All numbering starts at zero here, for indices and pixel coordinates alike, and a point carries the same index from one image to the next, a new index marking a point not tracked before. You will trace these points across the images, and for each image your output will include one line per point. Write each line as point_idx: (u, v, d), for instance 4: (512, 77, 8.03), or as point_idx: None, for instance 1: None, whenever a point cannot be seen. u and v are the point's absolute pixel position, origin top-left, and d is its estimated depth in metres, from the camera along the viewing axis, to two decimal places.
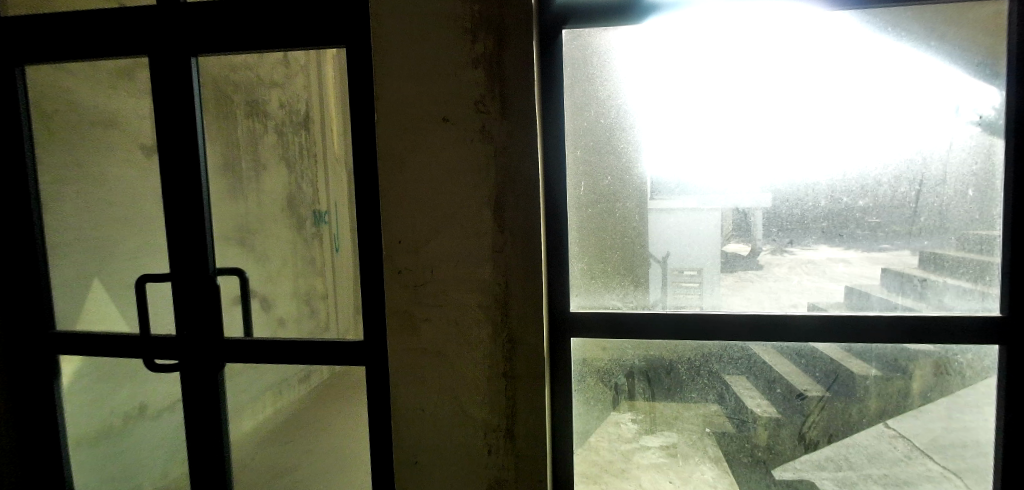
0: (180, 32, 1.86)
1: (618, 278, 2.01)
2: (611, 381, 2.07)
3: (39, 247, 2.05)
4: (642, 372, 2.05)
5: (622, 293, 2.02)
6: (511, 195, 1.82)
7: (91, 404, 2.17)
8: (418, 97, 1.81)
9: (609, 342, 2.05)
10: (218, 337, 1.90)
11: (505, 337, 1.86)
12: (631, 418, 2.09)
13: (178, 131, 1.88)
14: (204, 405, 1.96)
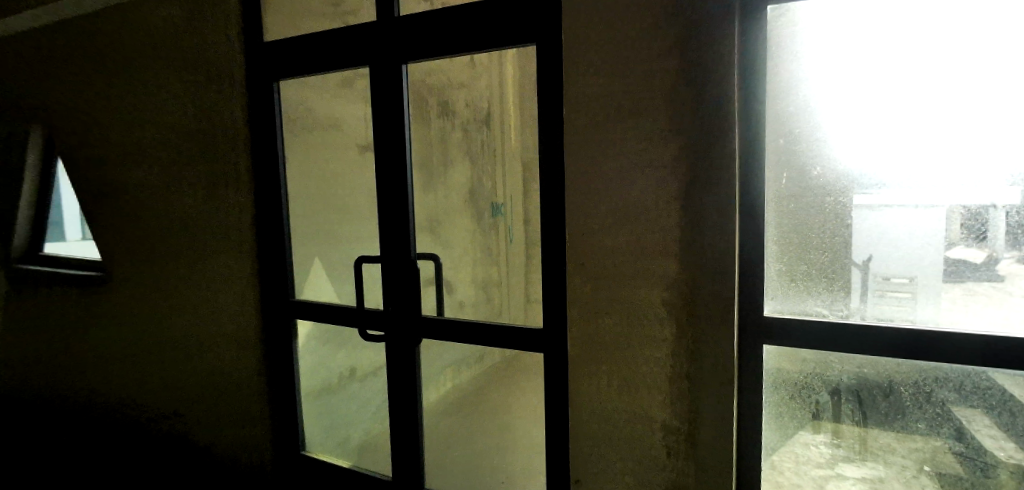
0: (399, 42, 1.92)
1: (821, 281, 1.47)
2: (807, 396, 1.53)
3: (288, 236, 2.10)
4: (851, 390, 1.48)
5: (828, 300, 1.47)
6: (705, 171, 1.48)
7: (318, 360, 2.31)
8: (597, 70, 1.59)
9: (808, 352, 1.52)
10: (417, 314, 2.01)
11: (690, 338, 1.55)
12: (824, 441, 1.54)
13: (395, 136, 2.00)
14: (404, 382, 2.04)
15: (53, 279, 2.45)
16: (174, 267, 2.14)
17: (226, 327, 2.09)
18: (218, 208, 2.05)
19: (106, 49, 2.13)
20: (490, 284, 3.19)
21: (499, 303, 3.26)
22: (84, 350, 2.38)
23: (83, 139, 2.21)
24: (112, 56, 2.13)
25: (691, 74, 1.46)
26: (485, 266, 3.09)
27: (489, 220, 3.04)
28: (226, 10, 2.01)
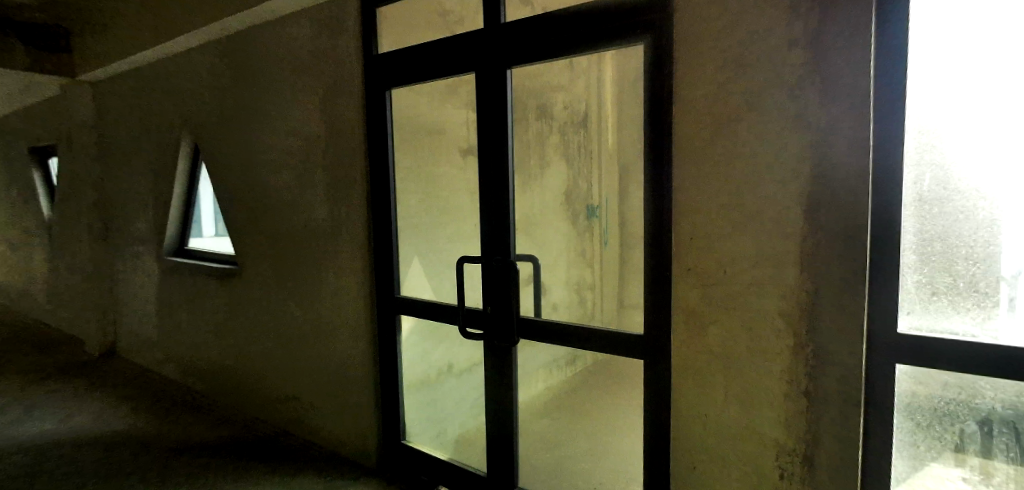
0: (506, 45, 1.80)
1: (977, 286, 1.05)
2: (954, 425, 1.12)
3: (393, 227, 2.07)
4: (1019, 420, 1.05)
5: (985, 315, 1.05)
6: (853, 154, 1.09)
7: (423, 352, 2.28)
8: (711, 36, 1.27)
9: (957, 375, 1.09)
10: (515, 315, 1.88)
11: (825, 373, 1.17)
12: (980, 481, 1.10)
13: (498, 140, 1.88)
14: (502, 388, 1.93)
15: (195, 268, 2.72)
16: (296, 260, 2.26)
17: (340, 319, 2.17)
18: (336, 204, 2.13)
19: (247, 60, 2.33)
20: (585, 289, 3.06)
21: (594, 309, 3.10)
22: (222, 331, 2.62)
23: (229, 142, 2.46)
24: (251, 66, 2.32)
25: (816, 37, 1.12)
26: (581, 271, 2.98)
27: (586, 222, 2.98)
28: (342, 16, 2.04)
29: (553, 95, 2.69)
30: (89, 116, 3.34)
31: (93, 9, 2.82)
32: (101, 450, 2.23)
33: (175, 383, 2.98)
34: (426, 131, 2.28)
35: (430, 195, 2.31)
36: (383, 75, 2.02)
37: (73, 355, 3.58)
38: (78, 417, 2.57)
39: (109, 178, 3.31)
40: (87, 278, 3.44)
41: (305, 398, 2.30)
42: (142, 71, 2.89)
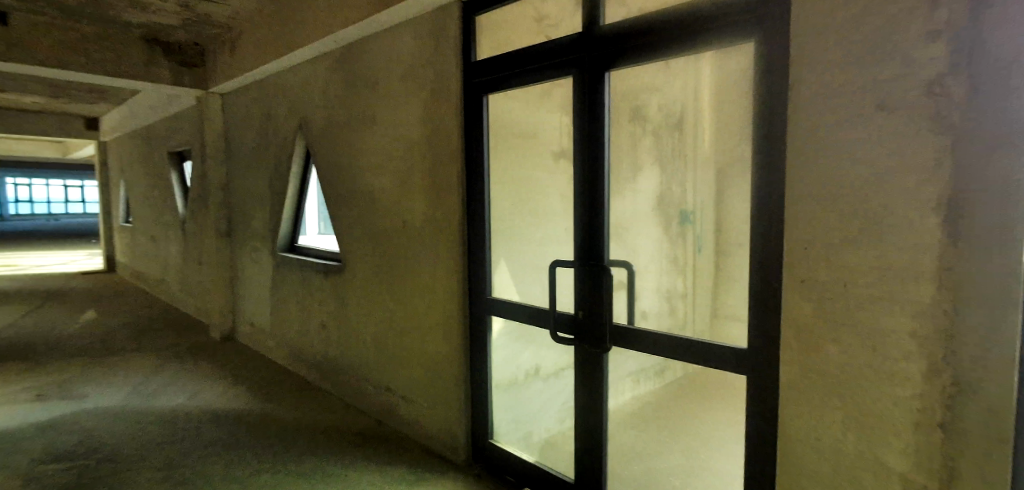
0: (602, 52, 1.64)
1: None
2: None
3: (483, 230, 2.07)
4: None
5: None
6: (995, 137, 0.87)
7: (510, 355, 2.29)
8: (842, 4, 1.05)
9: None
10: (608, 323, 1.76)
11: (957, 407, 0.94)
12: None
13: (591, 148, 1.74)
14: (588, 400, 1.84)
15: (304, 265, 2.95)
16: (397, 258, 2.37)
17: (436, 316, 2.24)
18: (435, 206, 2.20)
19: (360, 68, 2.46)
20: (675, 296, 2.96)
21: (683, 317, 2.99)
22: (327, 322, 2.80)
23: (338, 147, 2.63)
24: (360, 75, 2.46)
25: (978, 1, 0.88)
26: (671, 277, 2.88)
27: (678, 227, 2.88)
28: (442, 26, 2.11)
29: (648, 96, 2.62)
30: (217, 124, 3.74)
31: (223, 28, 3.13)
32: (223, 424, 2.48)
33: (285, 367, 3.25)
34: (521, 134, 2.29)
35: (524, 197, 2.32)
36: (480, 82, 2.03)
37: (200, 336, 4.03)
38: (206, 392, 2.88)
39: (233, 179, 3.68)
40: (212, 270, 3.86)
41: (402, 390, 2.41)
42: (263, 82, 3.17)
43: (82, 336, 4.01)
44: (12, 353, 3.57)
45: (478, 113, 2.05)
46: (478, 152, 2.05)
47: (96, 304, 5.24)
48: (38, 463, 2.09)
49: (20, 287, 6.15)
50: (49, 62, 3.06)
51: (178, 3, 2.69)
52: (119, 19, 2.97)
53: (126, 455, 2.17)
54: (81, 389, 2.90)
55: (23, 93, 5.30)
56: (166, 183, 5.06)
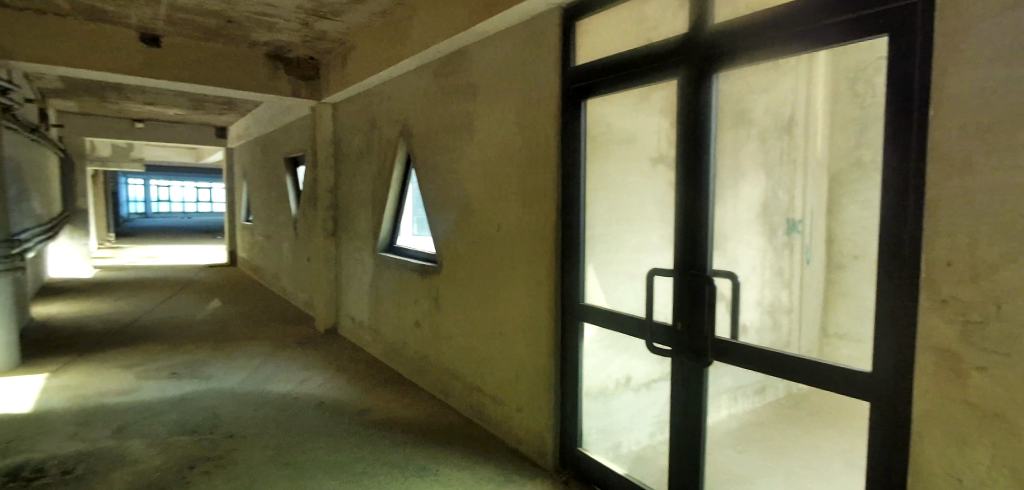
0: (708, 51, 1.52)
1: None
2: None
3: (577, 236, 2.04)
4: None
5: None
6: None
7: (600, 364, 2.25)
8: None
9: None
10: (711, 338, 1.60)
11: None
12: None
13: (692, 150, 1.62)
14: (684, 419, 1.72)
15: (402, 266, 3.11)
16: (490, 261, 2.41)
17: (528, 320, 2.26)
18: (529, 210, 2.22)
19: (462, 77, 2.54)
20: (777, 310, 2.77)
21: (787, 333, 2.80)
22: (423, 320, 2.92)
23: (438, 153, 2.74)
24: (461, 83, 2.55)
25: None
26: (774, 290, 2.71)
27: (783, 237, 2.70)
28: (542, 33, 2.12)
29: (755, 98, 2.48)
30: (327, 132, 4.05)
31: (336, 43, 3.39)
32: (324, 410, 2.67)
33: (383, 362, 3.40)
34: (619, 139, 2.24)
35: (619, 204, 2.28)
36: (577, 87, 1.99)
37: (307, 327, 4.40)
38: (310, 381, 3.10)
39: (340, 183, 3.97)
40: (317, 267, 4.19)
41: (493, 391, 2.44)
42: (371, 92, 3.40)
43: (211, 322, 4.53)
44: (155, 333, 4.10)
45: (574, 118, 2.02)
46: (574, 158, 2.02)
47: (221, 293, 5.91)
48: (173, 434, 2.36)
49: (163, 276, 7.10)
50: (193, 78, 3.49)
51: (299, 21, 2.96)
52: (250, 38, 3.32)
53: (245, 433, 2.39)
54: (205, 370, 3.24)
55: (170, 106, 6.11)
56: (280, 186, 5.59)
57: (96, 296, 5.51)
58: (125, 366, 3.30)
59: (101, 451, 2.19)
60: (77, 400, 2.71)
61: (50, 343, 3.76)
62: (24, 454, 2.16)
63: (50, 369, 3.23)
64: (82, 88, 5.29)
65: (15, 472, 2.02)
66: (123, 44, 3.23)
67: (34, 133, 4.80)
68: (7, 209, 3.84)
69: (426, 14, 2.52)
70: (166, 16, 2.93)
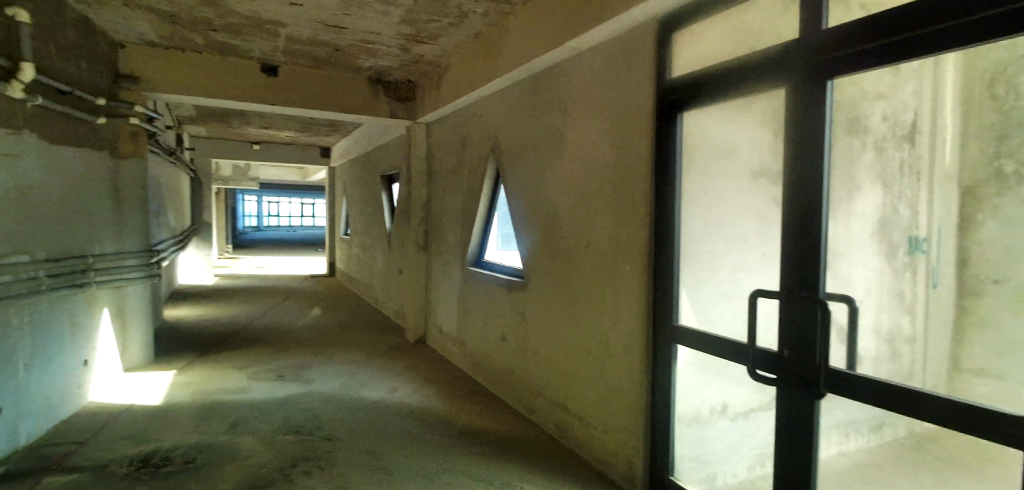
0: (821, 57, 1.40)
1: None
2: None
3: (671, 253, 1.94)
4: None
5: None
6: None
7: (693, 389, 2.14)
8: None
9: None
10: (824, 368, 1.42)
11: None
12: None
13: (802, 161, 1.48)
14: (788, 455, 1.54)
15: (490, 280, 3.22)
16: (580, 278, 2.41)
17: (618, 339, 2.21)
18: (620, 226, 2.18)
19: (553, 94, 2.58)
20: (898, 339, 2.51)
21: (910, 364, 2.52)
22: (510, 335, 3.01)
23: (528, 169, 2.80)
24: (552, 100, 2.59)
25: None
26: (893, 316, 2.47)
27: (904, 258, 2.46)
28: (634, 47, 2.10)
29: (870, 106, 2.31)
30: (421, 150, 4.31)
31: (432, 65, 3.59)
32: (414, 418, 2.78)
33: (468, 373, 3.57)
34: (716, 152, 2.16)
35: (716, 220, 2.19)
36: (672, 99, 1.93)
37: (399, 337, 4.63)
38: (402, 389, 3.26)
39: (432, 198, 4.20)
40: (409, 279, 4.45)
41: (581, 409, 2.43)
42: (464, 111, 3.55)
43: (312, 328, 4.91)
44: (266, 337, 4.51)
45: (669, 131, 1.94)
46: (667, 172, 1.95)
47: (320, 300, 6.40)
48: (280, 432, 2.56)
49: (270, 284, 7.81)
50: (303, 103, 3.86)
51: (400, 47, 3.18)
52: (355, 64, 3.63)
53: (341, 436, 2.54)
54: (308, 374, 3.50)
55: (282, 130, 6.79)
56: (375, 202, 6.02)
57: (217, 300, 6.19)
58: (238, 367, 3.64)
59: (220, 444, 2.43)
60: (200, 397, 3.04)
61: (182, 342, 4.26)
62: (158, 442, 2.44)
63: (179, 366, 3.64)
64: (211, 116, 6.03)
65: (149, 458, 2.28)
66: (247, 75, 3.66)
67: (174, 156, 5.54)
68: (151, 224, 4.44)
69: (518, 35, 2.60)
70: (284, 48, 3.27)
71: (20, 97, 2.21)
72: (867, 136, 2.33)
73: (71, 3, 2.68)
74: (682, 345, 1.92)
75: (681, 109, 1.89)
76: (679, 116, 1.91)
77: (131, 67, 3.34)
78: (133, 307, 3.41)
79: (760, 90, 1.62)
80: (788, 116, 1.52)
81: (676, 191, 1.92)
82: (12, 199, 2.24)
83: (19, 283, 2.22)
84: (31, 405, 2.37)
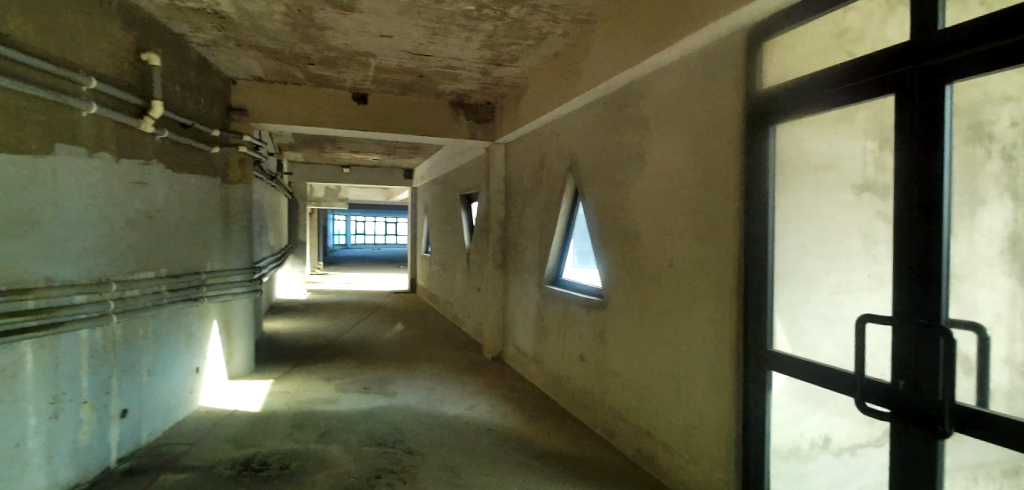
0: (938, 57, 1.28)
1: None
2: None
3: (766, 274, 1.83)
4: None
5: None
6: None
7: (791, 420, 1.98)
8: None
9: None
10: (952, 404, 1.25)
11: None
12: None
13: (914, 173, 1.35)
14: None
15: (569, 298, 3.27)
16: (663, 300, 2.37)
17: (705, 365, 2.11)
18: (706, 245, 2.10)
19: (632, 111, 2.57)
20: None
21: None
22: (590, 355, 3.02)
23: (608, 186, 2.81)
24: (633, 117, 2.58)
25: None
26: None
27: None
28: (717, 59, 2.04)
29: (997, 110, 2.06)
30: (500, 169, 4.48)
31: (511, 86, 3.75)
32: (492, 437, 2.83)
33: (546, 394, 3.60)
34: (813, 166, 2.03)
35: (814, 238, 2.04)
36: (762, 111, 1.83)
37: (477, 355, 4.74)
38: (480, 407, 3.34)
39: (510, 218, 4.35)
40: (489, 295, 4.59)
41: (665, 436, 2.35)
42: (543, 130, 3.63)
43: (395, 342, 5.15)
44: (353, 350, 4.79)
45: (761, 144, 1.84)
46: (759, 189, 1.85)
47: (401, 316, 6.71)
48: (366, 444, 2.69)
49: (354, 299, 8.29)
50: (389, 127, 4.09)
51: (480, 70, 3.36)
52: (440, 89, 3.86)
53: (421, 451, 2.62)
54: (392, 387, 3.68)
55: (368, 153, 7.27)
56: (455, 220, 6.29)
57: (308, 313, 6.68)
58: (327, 379, 3.87)
59: (312, 452, 2.58)
60: (295, 405, 3.26)
61: (281, 352, 4.65)
62: (257, 447, 2.64)
63: (276, 375, 3.94)
64: (307, 143, 6.60)
65: (250, 462, 2.47)
66: (341, 104, 3.95)
67: (275, 181, 6.11)
68: (255, 244, 4.89)
69: (596, 54, 2.64)
70: (372, 76, 3.55)
71: (151, 130, 2.58)
72: (994, 144, 2.08)
73: (194, 46, 3.08)
74: (778, 372, 1.79)
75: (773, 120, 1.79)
76: (772, 127, 1.81)
77: (242, 100, 3.72)
78: (238, 319, 3.73)
79: (868, 98, 1.48)
80: (898, 123, 1.39)
81: (772, 207, 1.82)
82: (141, 221, 2.58)
83: (144, 296, 2.57)
84: (154, 409, 2.73)
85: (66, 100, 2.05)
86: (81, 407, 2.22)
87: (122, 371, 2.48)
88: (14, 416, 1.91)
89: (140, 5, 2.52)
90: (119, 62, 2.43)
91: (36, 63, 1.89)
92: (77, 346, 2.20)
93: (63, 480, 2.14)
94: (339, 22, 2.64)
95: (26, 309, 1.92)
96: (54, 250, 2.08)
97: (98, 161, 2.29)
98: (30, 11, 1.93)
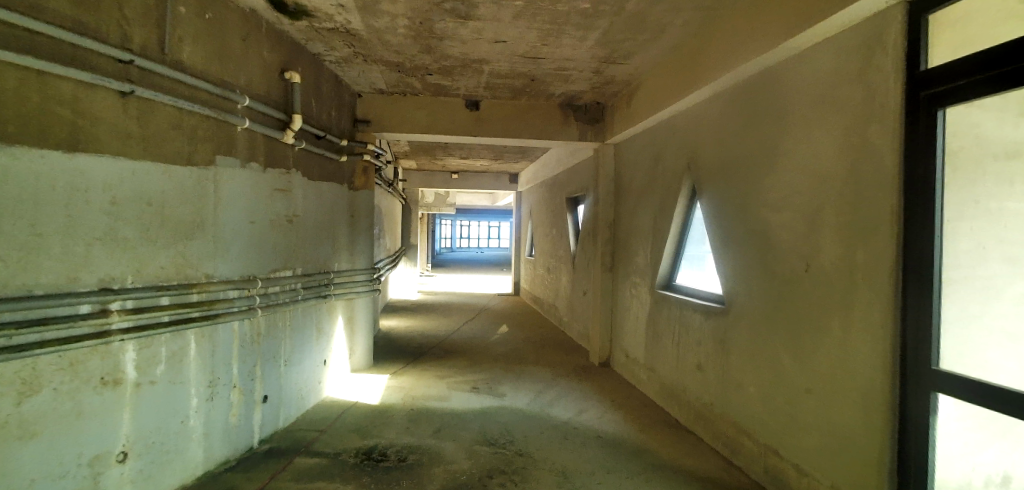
0: None
1: None
2: None
3: (934, 282, 1.56)
4: None
5: None
6: None
7: (966, 455, 1.61)
8: None
9: None
10: None
11: None
12: None
13: None
14: None
15: (686, 304, 3.11)
16: (797, 308, 2.16)
17: (847, 383, 1.87)
18: (854, 249, 1.84)
19: (766, 103, 2.39)
20: None
21: None
22: (710, 365, 2.84)
23: (735, 184, 2.65)
24: (768, 109, 2.38)
25: None
26: None
27: None
28: (873, 35, 1.78)
29: None
30: (610, 170, 4.45)
31: (624, 84, 3.71)
32: (603, 443, 2.79)
33: (659, 404, 3.46)
34: (998, 153, 1.64)
35: (1000, 241, 1.65)
36: (932, 92, 1.56)
37: (583, 360, 4.68)
38: (590, 411, 3.30)
39: (620, 219, 4.33)
40: (597, 298, 4.53)
41: (799, 459, 2.13)
42: (660, 128, 3.52)
43: (503, 343, 5.27)
44: (463, 349, 4.96)
45: (925, 131, 1.58)
46: (924, 180, 1.58)
47: (502, 318, 6.87)
48: (479, 442, 2.76)
49: (455, 300, 8.66)
50: (494, 132, 4.18)
51: (592, 69, 3.36)
52: (548, 92, 3.90)
53: (532, 454, 2.63)
54: (500, 387, 3.76)
55: (474, 159, 7.54)
56: (563, 224, 6.31)
57: (416, 313, 7.10)
58: (442, 376, 4.04)
59: (426, 447, 2.68)
60: (409, 401, 3.43)
61: (399, 347, 4.95)
62: (377, 438, 2.80)
63: (394, 370, 4.19)
64: (421, 151, 7.01)
65: (371, 452, 2.62)
66: (454, 111, 4.11)
67: (390, 187, 6.57)
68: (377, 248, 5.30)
69: (724, 43, 2.51)
70: (484, 83, 3.68)
71: (291, 142, 2.86)
72: None
73: (328, 65, 3.38)
74: (949, 394, 1.51)
75: (943, 103, 1.53)
76: (941, 111, 1.55)
77: (368, 112, 4.02)
78: (361, 316, 4.01)
79: None
80: None
81: (939, 203, 1.55)
82: (283, 225, 2.85)
83: (283, 293, 2.85)
84: (290, 397, 3.00)
85: (229, 117, 2.33)
86: (232, 391, 2.49)
87: (266, 360, 2.76)
88: (180, 397, 2.19)
89: (284, 28, 2.81)
90: (267, 82, 2.72)
91: (202, 84, 2.19)
92: (231, 337, 2.48)
93: (216, 457, 2.40)
94: (457, 31, 2.77)
95: (192, 301, 2.22)
96: (217, 250, 2.37)
97: (250, 170, 2.57)
98: (200, 40, 2.23)
